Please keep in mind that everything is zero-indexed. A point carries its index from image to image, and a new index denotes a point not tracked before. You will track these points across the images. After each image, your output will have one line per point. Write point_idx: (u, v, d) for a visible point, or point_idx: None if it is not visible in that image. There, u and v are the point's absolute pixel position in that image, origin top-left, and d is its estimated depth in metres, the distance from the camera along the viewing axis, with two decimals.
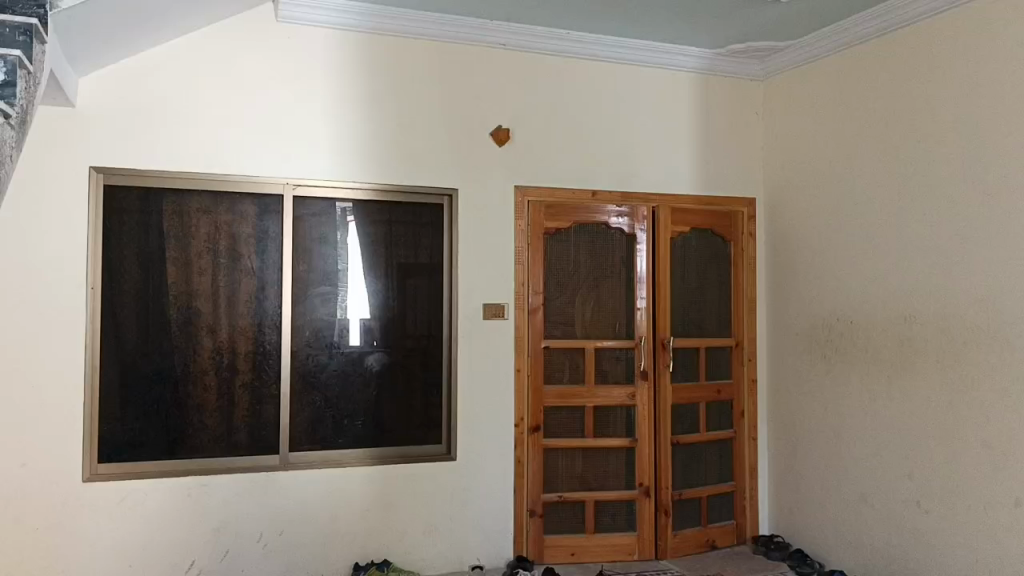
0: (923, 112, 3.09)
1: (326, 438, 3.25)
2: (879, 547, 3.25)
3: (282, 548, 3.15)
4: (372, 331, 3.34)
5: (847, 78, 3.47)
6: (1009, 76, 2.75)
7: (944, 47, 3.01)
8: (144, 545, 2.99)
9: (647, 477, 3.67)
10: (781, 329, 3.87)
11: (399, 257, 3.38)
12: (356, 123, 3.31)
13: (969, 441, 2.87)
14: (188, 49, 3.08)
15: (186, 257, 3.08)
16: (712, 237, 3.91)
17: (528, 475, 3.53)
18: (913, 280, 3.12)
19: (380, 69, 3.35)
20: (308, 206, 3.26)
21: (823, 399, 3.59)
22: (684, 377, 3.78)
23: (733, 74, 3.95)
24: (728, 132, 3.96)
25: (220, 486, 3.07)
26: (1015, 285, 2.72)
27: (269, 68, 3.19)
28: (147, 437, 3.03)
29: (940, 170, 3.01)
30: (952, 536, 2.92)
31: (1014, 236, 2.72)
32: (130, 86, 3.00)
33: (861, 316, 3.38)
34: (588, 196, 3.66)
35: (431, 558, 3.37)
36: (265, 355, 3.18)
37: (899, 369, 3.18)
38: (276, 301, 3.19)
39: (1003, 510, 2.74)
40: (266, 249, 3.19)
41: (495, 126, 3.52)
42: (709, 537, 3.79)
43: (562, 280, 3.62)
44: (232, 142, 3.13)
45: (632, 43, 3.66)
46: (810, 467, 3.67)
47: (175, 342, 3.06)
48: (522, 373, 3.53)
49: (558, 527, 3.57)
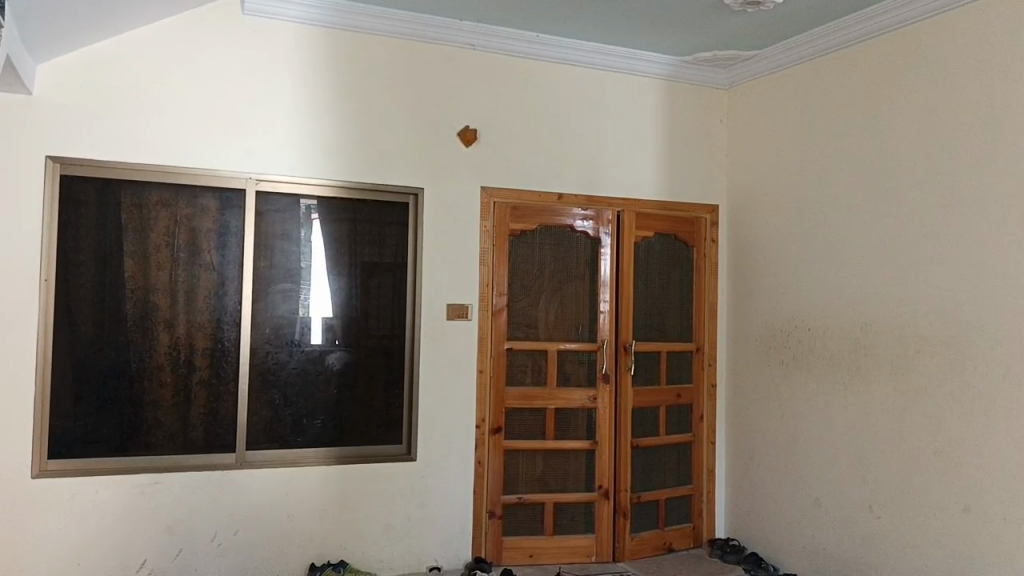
0: (882, 124, 3.15)
1: (284, 437, 3.22)
2: (832, 552, 3.30)
3: (236, 547, 3.11)
4: (334, 330, 3.31)
5: (811, 88, 3.53)
6: (966, 91, 2.82)
7: (905, 60, 3.07)
8: (95, 543, 2.93)
9: (607, 480, 3.69)
10: (741, 334, 3.91)
11: (363, 256, 3.36)
12: (321, 120, 3.28)
13: (920, 448, 2.93)
14: (151, 40, 3.03)
15: (145, 252, 3.02)
16: (676, 243, 3.94)
17: (488, 476, 3.52)
18: (870, 289, 3.18)
19: (347, 66, 3.33)
20: (270, 202, 3.22)
21: (781, 404, 3.63)
22: (645, 379, 3.81)
23: (699, 82, 3.99)
24: (694, 139, 3.99)
25: (174, 484, 3.03)
26: (967, 296, 2.79)
27: (234, 61, 3.15)
28: (100, 434, 2.97)
29: (898, 182, 3.07)
30: (903, 541, 2.98)
31: (967, 248, 2.79)
32: (90, 76, 2.94)
33: (820, 323, 3.43)
34: (554, 199, 3.67)
35: (388, 559, 3.35)
36: (223, 352, 3.13)
37: (856, 375, 3.24)
38: (236, 298, 3.15)
39: (952, 516, 2.80)
40: (226, 244, 3.14)
41: (462, 126, 3.51)
42: (667, 539, 3.83)
43: (526, 281, 3.62)
44: (193, 135, 3.08)
45: (574, 42, 3.63)
46: (766, 470, 3.71)
47: (131, 338, 3.01)
48: (485, 374, 3.53)
49: (517, 529, 3.58)
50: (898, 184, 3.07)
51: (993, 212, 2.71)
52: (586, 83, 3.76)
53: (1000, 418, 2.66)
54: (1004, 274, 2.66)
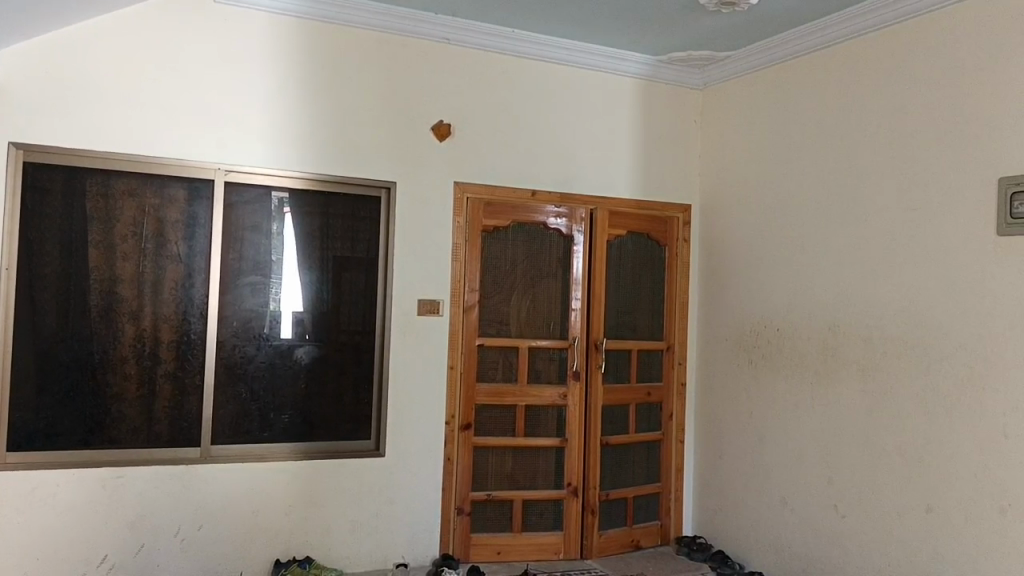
0: (853, 128, 3.18)
1: (251, 431, 3.19)
2: (798, 550, 3.33)
3: (200, 543, 3.07)
4: (304, 324, 3.28)
5: (783, 90, 3.56)
6: (935, 97, 2.86)
7: (876, 64, 3.11)
8: (54, 538, 2.88)
9: (576, 477, 3.69)
10: (712, 334, 3.93)
11: (335, 250, 3.33)
12: (294, 112, 3.25)
13: (886, 449, 2.97)
14: (119, 26, 2.97)
15: (110, 242, 2.97)
16: (649, 242, 3.96)
17: (457, 474, 3.51)
18: (839, 290, 3.21)
19: (320, 58, 3.29)
20: (240, 194, 3.18)
21: (750, 403, 3.66)
22: (616, 377, 3.82)
23: (674, 81, 4.00)
24: (668, 138, 4.01)
25: (137, 478, 2.98)
26: (933, 299, 2.83)
27: (205, 50, 3.11)
28: (62, 426, 2.92)
29: (867, 185, 3.11)
30: (866, 540, 3.01)
31: (933, 252, 2.83)
32: (57, 61, 2.88)
33: (789, 324, 3.46)
34: (527, 196, 3.66)
35: (354, 556, 3.33)
36: (189, 345, 3.09)
37: (823, 375, 3.26)
38: (203, 290, 3.11)
39: (914, 516, 2.84)
40: (194, 235, 3.10)
41: (436, 121, 3.50)
42: (634, 537, 3.84)
43: (499, 278, 3.62)
44: (162, 124, 3.04)
45: (568, 43, 3.66)
46: (734, 469, 3.74)
47: (95, 329, 2.96)
48: (455, 371, 3.51)
49: (485, 525, 3.57)
50: (867, 187, 3.10)
51: (961, 216, 2.74)
52: (562, 81, 3.76)
53: (964, 420, 2.70)
54: (969, 277, 2.70)
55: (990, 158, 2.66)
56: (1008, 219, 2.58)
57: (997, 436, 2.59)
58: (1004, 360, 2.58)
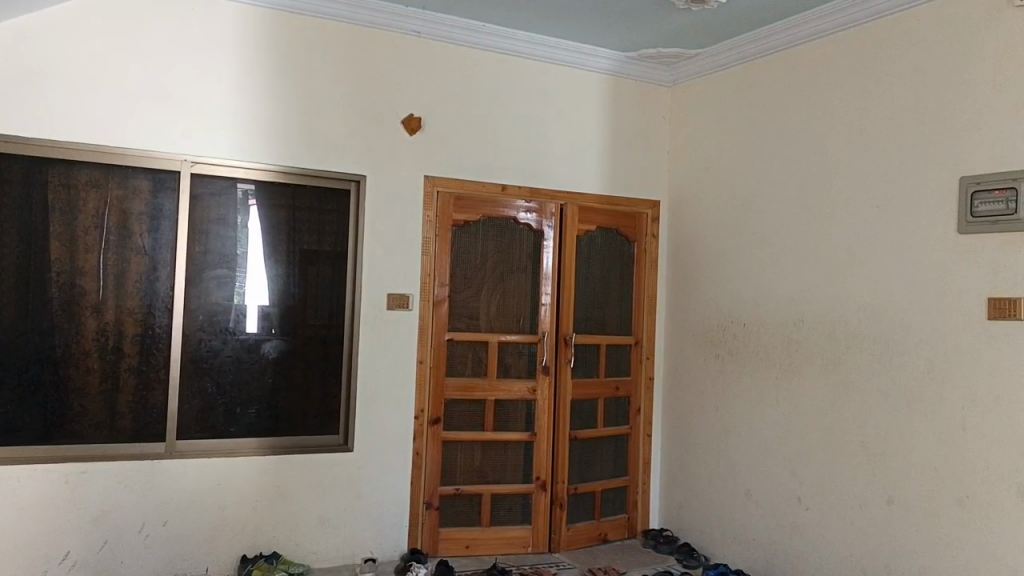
0: (817, 127, 3.23)
1: (216, 426, 3.15)
2: (761, 543, 3.38)
3: (165, 539, 3.04)
4: (270, 318, 3.25)
5: (752, 88, 3.59)
6: (897, 99, 2.92)
7: (840, 65, 3.16)
8: (13, 535, 2.82)
9: (544, 471, 3.71)
10: (679, 329, 3.96)
11: (303, 244, 3.30)
12: (261, 103, 3.21)
13: (848, 443, 3.02)
14: (81, 12, 2.91)
15: (72, 235, 2.91)
16: (618, 238, 3.98)
17: (425, 468, 3.50)
18: (803, 286, 3.26)
19: (289, 50, 3.26)
20: (206, 185, 3.14)
21: (715, 396, 3.70)
22: (584, 371, 3.84)
23: (644, 78, 4.03)
24: (637, 135, 4.03)
25: (100, 474, 2.93)
26: (896, 296, 2.88)
27: (171, 39, 3.06)
28: (23, 422, 2.87)
29: (830, 182, 3.16)
30: (828, 532, 3.07)
31: (896, 249, 2.88)
32: (14, 48, 2.81)
33: (754, 320, 3.50)
34: (498, 189, 3.67)
35: (322, 551, 3.31)
36: (154, 338, 3.04)
37: (786, 369, 3.32)
38: (168, 283, 3.07)
39: (876, 508, 2.89)
40: (159, 227, 3.05)
41: (406, 115, 3.48)
42: (601, 530, 3.87)
43: (468, 272, 3.62)
44: (124, 112, 2.98)
45: (557, 41, 3.70)
46: (700, 461, 3.77)
47: (56, 322, 2.90)
48: (425, 365, 3.51)
49: (454, 520, 3.57)
50: (831, 185, 3.15)
51: (922, 214, 2.80)
52: (533, 75, 3.76)
53: (923, 414, 2.76)
54: (930, 275, 2.76)
55: (951, 156, 2.72)
56: (969, 218, 2.64)
57: (956, 429, 2.65)
58: (962, 356, 2.65)
